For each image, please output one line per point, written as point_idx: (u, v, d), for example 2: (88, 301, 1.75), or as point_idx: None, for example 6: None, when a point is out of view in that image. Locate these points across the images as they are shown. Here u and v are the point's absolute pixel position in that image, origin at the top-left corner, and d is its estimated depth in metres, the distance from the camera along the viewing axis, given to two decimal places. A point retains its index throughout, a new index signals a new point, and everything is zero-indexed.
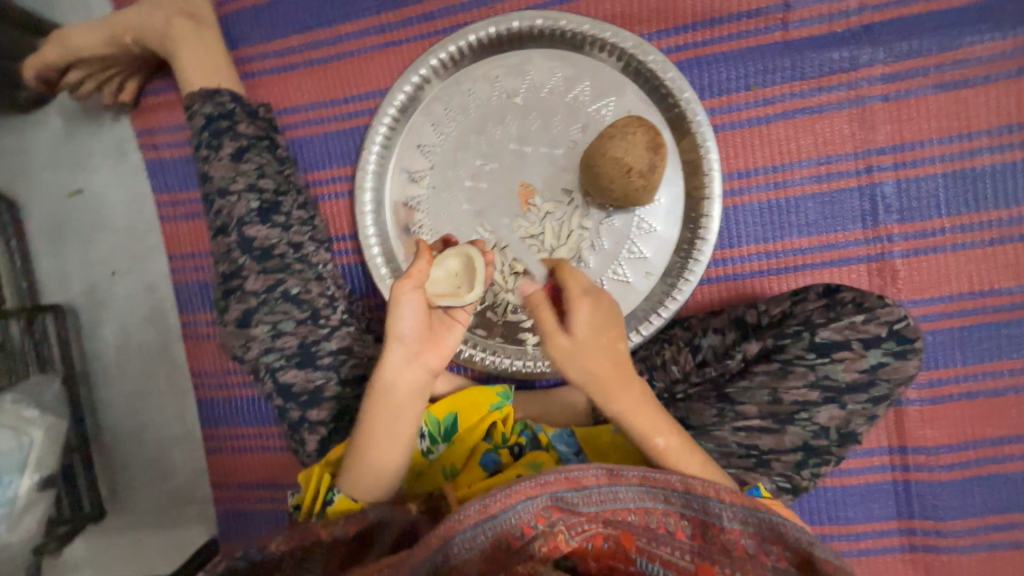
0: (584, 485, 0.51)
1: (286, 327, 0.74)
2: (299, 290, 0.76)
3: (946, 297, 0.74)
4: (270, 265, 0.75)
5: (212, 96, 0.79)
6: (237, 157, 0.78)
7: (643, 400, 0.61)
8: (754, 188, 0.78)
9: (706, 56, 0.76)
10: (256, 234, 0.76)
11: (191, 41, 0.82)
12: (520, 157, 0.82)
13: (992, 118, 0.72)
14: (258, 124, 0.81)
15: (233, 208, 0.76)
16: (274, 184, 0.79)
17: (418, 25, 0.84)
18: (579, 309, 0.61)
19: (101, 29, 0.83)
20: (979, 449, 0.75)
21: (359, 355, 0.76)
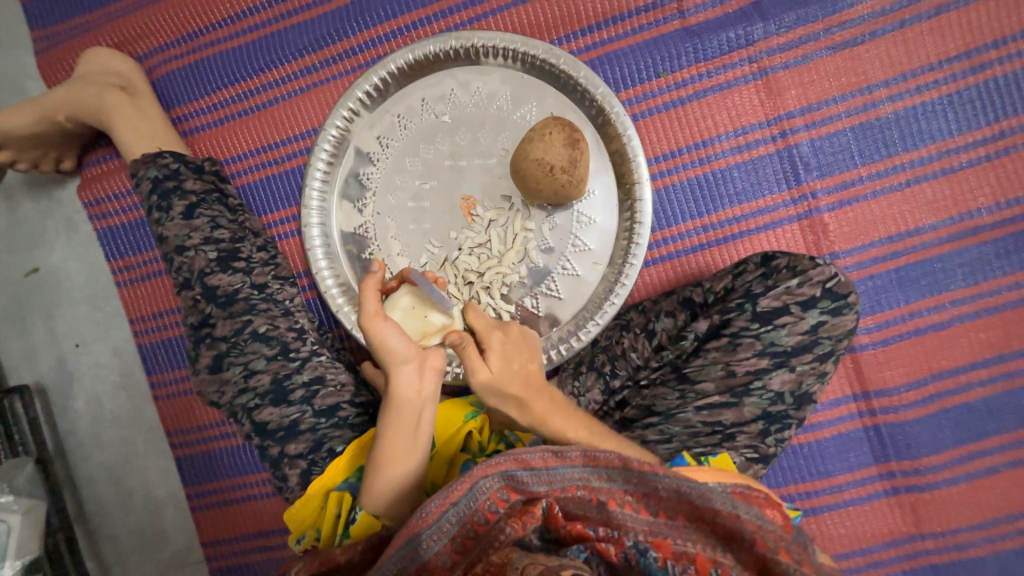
0: (533, 467, 0.55)
1: (258, 365, 0.73)
2: (266, 328, 0.75)
3: (877, 243, 0.77)
4: (235, 308, 0.75)
5: (155, 159, 0.81)
6: (189, 213, 0.80)
7: (553, 405, 0.67)
8: (681, 168, 0.81)
9: (614, 52, 0.80)
10: (220, 282, 0.77)
11: (124, 111, 0.84)
12: (456, 172, 0.85)
13: (886, 69, 0.76)
14: (205, 179, 0.84)
15: (194, 262, 0.77)
16: (230, 233, 0.80)
17: (341, 62, 0.88)
18: (490, 342, 0.68)
19: (33, 110, 0.84)
20: (938, 383, 0.77)
21: (331, 383, 0.75)
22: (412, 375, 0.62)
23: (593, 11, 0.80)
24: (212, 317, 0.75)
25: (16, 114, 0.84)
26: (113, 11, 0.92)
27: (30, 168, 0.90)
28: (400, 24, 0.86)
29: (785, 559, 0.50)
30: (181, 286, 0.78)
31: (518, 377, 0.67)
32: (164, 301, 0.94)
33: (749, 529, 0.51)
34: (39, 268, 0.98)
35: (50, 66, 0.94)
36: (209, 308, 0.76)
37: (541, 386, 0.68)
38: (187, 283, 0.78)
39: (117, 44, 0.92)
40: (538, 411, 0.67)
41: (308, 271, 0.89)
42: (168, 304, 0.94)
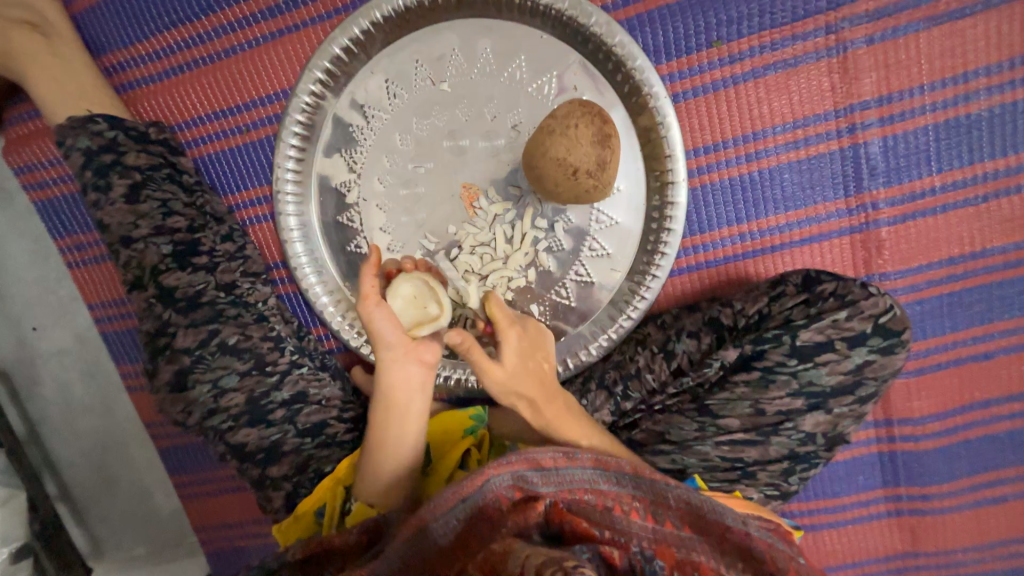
0: (544, 467, 0.50)
1: (229, 382, 0.64)
2: (238, 339, 0.66)
3: (935, 264, 0.68)
4: (199, 316, 0.65)
5: (85, 125, 0.66)
6: (133, 196, 0.66)
7: (565, 412, 0.62)
8: (723, 164, 0.68)
9: (657, 9, 0.64)
10: (178, 282, 0.65)
11: (43, 59, 0.68)
12: (457, 155, 0.71)
13: (990, 52, 0.62)
14: (151, 151, 0.69)
15: (144, 257, 0.65)
16: (186, 220, 0.68)
17: (313, 3, 0.70)
18: (508, 338, 0.59)
19: None
20: (966, 413, 0.73)
21: (315, 399, 0.68)
22: (398, 362, 0.58)
23: None
24: (169, 325, 0.64)
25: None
26: None
27: None
28: None
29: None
30: (131, 284, 0.67)
31: (534, 376, 0.61)
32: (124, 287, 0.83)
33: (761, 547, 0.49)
34: None
35: None
36: (167, 313, 0.65)
37: (556, 389, 0.63)
38: (138, 281, 0.66)
39: None
40: (549, 416, 0.61)
41: (284, 262, 0.78)
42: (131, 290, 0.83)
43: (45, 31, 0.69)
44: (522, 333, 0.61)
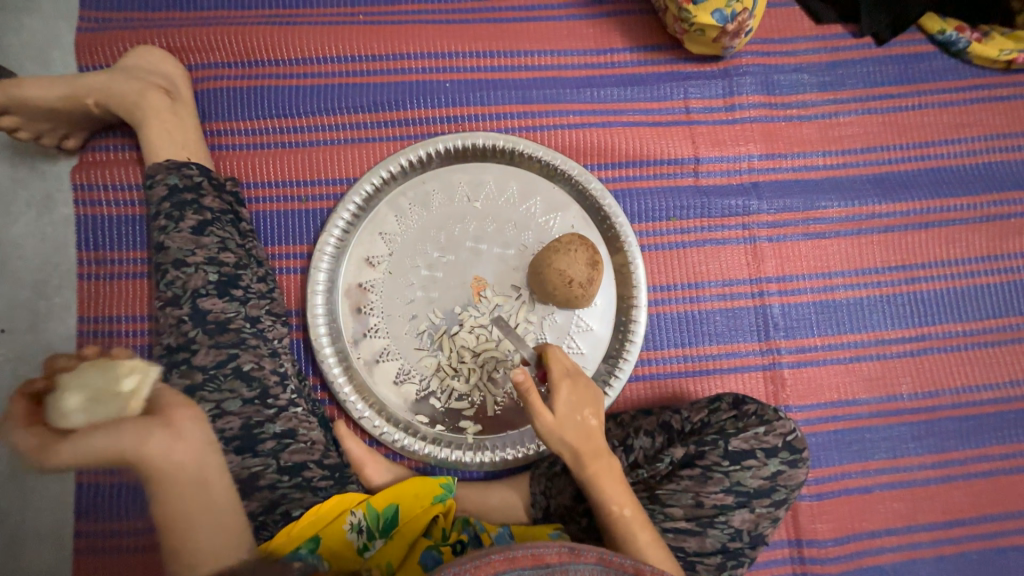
0: (548, 564, 0.53)
1: (231, 406, 0.70)
2: (250, 367, 0.72)
3: (822, 404, 0.89)
4: (223, 339, 0.72)
5: (179, 167, 0.79)
6: (200, 229, 0.76)
7: (609, 467, 0.69)
8: (673, 300, 0.90)
9: (635, 188, 0.92)
10: (212, 307, 0.73)
11: (165, 119, 0.83)
12: (475, 254, 0.89)
13: (844, 263, 0.92)
14: (224, 198, 0.81)
15: (189, 283, 0.73)
16: (235, 257, 0.77)
17: (391, 128, 0.92)
18: (560, 390, 0.70)
19: (60, 86, 0.81)
20: (858, 541, 0.86)
21: (302, 439, 0.72)
22: (165, 431, 0.49)
23: (625, 152, 0.92)
24: (191, 344, 0.71)
25: (40, 86, 0.81)
26: (177, 18, 0.93)
27: (29, 138, 0.85)
28: (455, 112, 0.93)
29: None
30: (165, 302, 0.73)
31: (580, 430, 0.70)
32: (130, 307, 0.88)
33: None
34: None
35: (89, 47, 0.92)
36: (193, 334, 0.71)
37: (601, 448, 0.70)
38: (173, 302, 0.73)
39: (173, 47, 0.92)
40: (591, 470, 0.69)
41: (302, 311, 0.87)
42: (140, 310, 0.88)
43: (175, 99, 0.85)
44: (572, 386, 0.71)
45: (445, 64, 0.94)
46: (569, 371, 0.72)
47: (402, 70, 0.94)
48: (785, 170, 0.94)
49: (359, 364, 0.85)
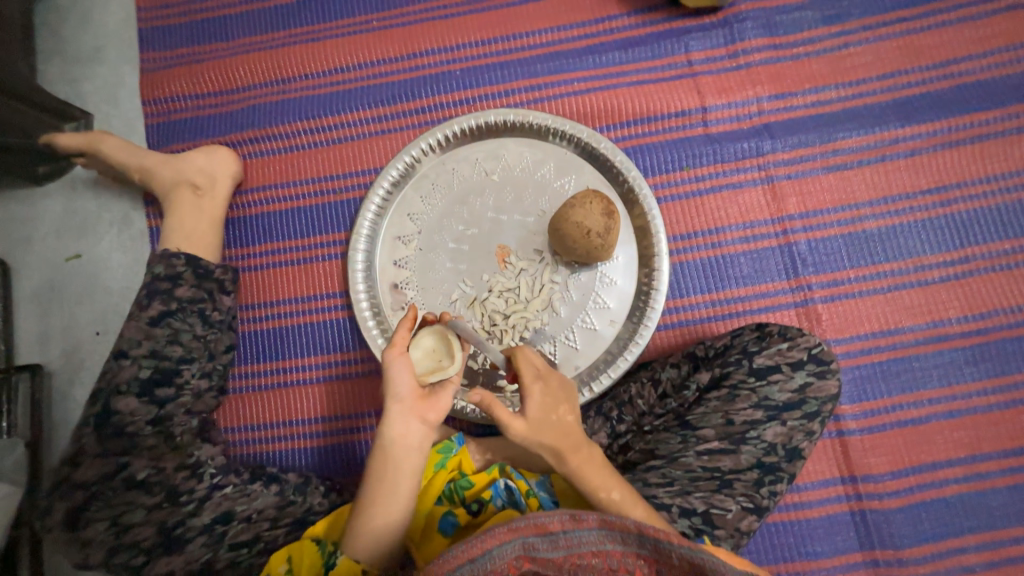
0: (551, 531, 0.52)
1: (135, 517, 0.68)
2: (147, 474, 0.70)
3: (862, 336, 0.87)
4: (116, 445, 0.70)
5: (166, 257, 0.79)
6: (155, 320, 0.74)
7: (593, 457, 0.65)
8: (694, 248, 0.91)
9: (645, 144, 0.94)
10: (125, 408, 0.71)
11: (184, 214, 0.90)
12: (498, 224, 0.94)
13: (870, 192, 0.90)
14: (203, 286, 0.80)
15: (190, 296, 0.78)
16: (181, 351, 0.75)
17: (410, 118, 1.00)
18: (529, 394, 0.66)
19: (124, 151, 0.94)
20: (917, 475, 0.83)
21: (239, 517, 0.71)
22: (405, 418, 0.63)
23: (632, 111, 0.95)
24: (194, 355, 0.76)
25: (117, 146, 0.94)
26: (219, 48, 1.06)
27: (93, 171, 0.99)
28: (466, 95, 0.99)
29: None
30: (148, 322, 0.74)
31: (557, 426, 0.65)
32: None
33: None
34: (81, 255, 1.03)
35: (151, 84, 1.06)
36: (200, 341, 0.77)
37: (581, 438, 0.65)
38: (168, 316, 0.75)
39: (219, 74, 1.05)
40: (575, 464, 0.64)
41: (346, 292, 0.95)
42: (242, 302, 0.97)
43: (200, 193, 0.92)
44: (545, 388, 0.67)
45: (454, 54, 1.01)
46: (540, 374, 0.69)
47: (416, 66, 1.01)
48: (797, 107, 0.93)
49: None
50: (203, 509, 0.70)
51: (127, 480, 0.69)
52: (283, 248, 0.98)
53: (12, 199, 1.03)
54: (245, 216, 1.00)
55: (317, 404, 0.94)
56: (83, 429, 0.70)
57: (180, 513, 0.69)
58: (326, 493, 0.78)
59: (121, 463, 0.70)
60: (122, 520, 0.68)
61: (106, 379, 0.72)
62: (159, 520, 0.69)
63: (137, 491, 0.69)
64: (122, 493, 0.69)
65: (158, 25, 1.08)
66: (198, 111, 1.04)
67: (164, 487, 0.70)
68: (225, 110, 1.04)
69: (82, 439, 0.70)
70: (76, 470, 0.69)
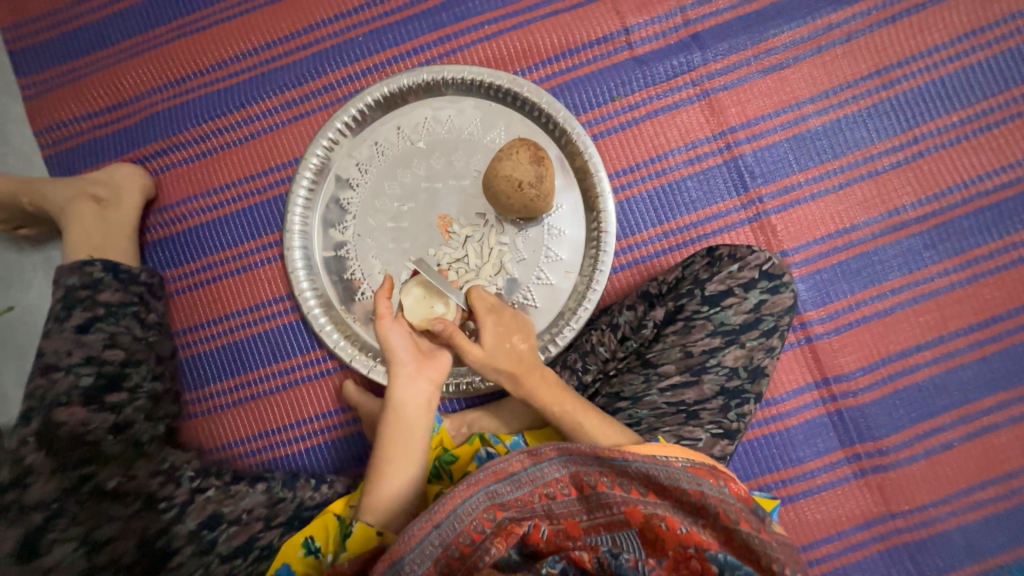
0: (511, 474, 0.54)
1: (107, 530, 0.56)
2: (117, 482, 0.60)
3: (819, 240, 0.85)
4: (72, 455, 0.59)
5: (81, 267, 0.76)
6: (84, 326, 0.72)
7: (545, 378, 0.68)
8: (639, 181, 0.88)
9: (571, 80, 0.88)
10: (71, 416, 0.63)
11: (89, 225, 0.84)
12: (433, 193, 0.89)
13: (811, 88, 0.86)
14: (129, 291, 0.79)
15: (118, 301, 0.77)
16: (124, 353, 0.74)
17: (320, 96, 0.93)
18: (484, 324, 0.67)
19: (13, 183, 0.89)
20: (888, 366, 0.83)
21: (229, 517, 0.67)
22: (411, 378, 0.65)
23: (551, 46, 0.89)
24: (139, 356, 0.75)
25: (6, 180, 0.89)
26: (101, 57, 0.97)
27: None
28: (375, 61, 0.92)
29: (746, 528, 0.50)
30: (76, 330, 0.71)
31: (513, 353, 0.67)
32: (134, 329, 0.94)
33: (714, 502, 0.52)
34: (14, 307, 0.98)
35: (39, 111, 0.98)
36: (141, 342, 0.77)
37: (534, 363, 0.69)
38: (98, 322, 0.73)
39: (108, 87, 0.96)
40: (529, 385, 0.67)
41: (292, 294, 0.92)
42: (187, 323, 0.94)
43: (104, 203, 0.87)
44: (498, 320, 0.68)
45: (353, 19, 0.93)
46: (493, 307, 0.69)
47: (316, 40, 0.93)
48: (722, 11, 0.87)
49: (355, 326, 0.89)
50: (188, 513, 0.65)
51: (96, 490, 0.57)
52: (218, 261, 0.93)
53: None
54: (171, 235, 0.95)
55: (284, 411, 0.92)
56: (20, 447, 0.58)
57: (162, 522, 0.62)
58: (318, 485, 0.75)
59: (83, 474, 0.57)
60: (94, 539, 0.53)
61: (38, 396, 0.65)
62: (142, 529, 0.59)
63: (113, 500, 0.58)
64: (93, 506, 0.56)
65: (28, 44, 0.98)
66: (95, 131, 0.97)
67: (141, 493, 0.62)
68: (124, 124, 0.96)
69: (16, 459, 0.56)
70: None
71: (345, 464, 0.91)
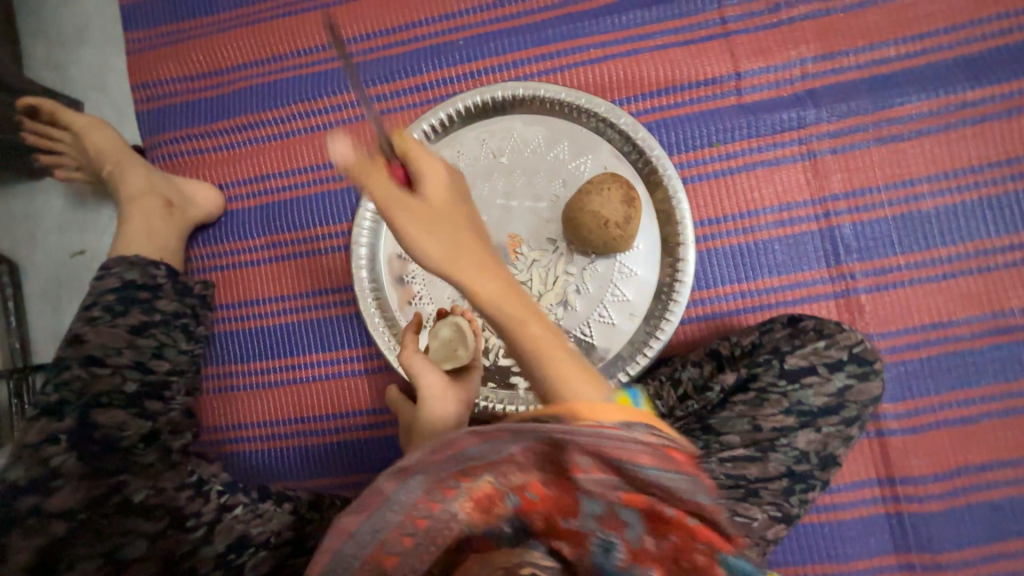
0: None
1: (132, 550, 0.64)
2: (146, 496, 0.67)
3: (909, 329, 0.79)
4: (104, 465, 0.66)
5: (145, 264, 0.77)
6: (137, 330, 0.72)
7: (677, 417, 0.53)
8: (724, 233, 0.83)
9: (670, 118, 0.85)
10: (108, 420, 0.67)
11: (154, 224, 0.85)
12: (508, 211, 0.87)
13: (929, 167, 0.80)
14: (183, 301, 0.79)
15: (173, 310, 0.77)
16: (169, 365, 0.74)
17: (410, 95, 0.92)
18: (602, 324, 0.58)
19: (97, 141, 0.89)
20: (963, 477, 0.77)
21: (255, 541, 0.69)
22: (435, 400, 0.69)
23: (655, 80, 0.85)
24: (181, 368, 0.75)
25: (106, 137, 0.89)
26: (205, 24, 0.98)
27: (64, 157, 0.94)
28: (471, 68, 0.90)
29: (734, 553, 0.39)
30: (129, 332, 0.72)
31: None
32: (224, 292, 0.95)
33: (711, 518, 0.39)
34: (86, 251, 1.01)
35: (138, 67, 1.00)
36: (185, 355, 0.77)
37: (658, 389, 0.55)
38: (152, 327, 0.74)
39: (208, 54, 0.98)
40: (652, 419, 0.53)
41: (351, 287, 0.91)
42: (246, 296, 0.95)
43: (172, 208, 0.88)
44: None
45: (456, 22, 0.91)
46: None
47: (415, 38, 0.92)
48: (846, 69, 0.82)
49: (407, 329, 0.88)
50: (214, 535, 0.68)
51: (122, 505, 0.65)
52: (283, 241, 0.94)
53: (13, 195, 1.01)
54: (244, 207, 0.95)
55: (323, 402, 0.92)
56: (51, 449, 0.63)
57: (187, 542, 0.67)
58: (343, 508, 0.75)
59: (115, 483, 0.66)
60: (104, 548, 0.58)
61: (78, 390, 0.67)
62: (166, 549, 0.65)
63: (136, 517, 0.65)
64: (118, 521, 0.64)
65: (139, 1, 1.00)
66: (188, 95, 0.98)
67: (167, 512, 0.67)
68: (216, 93, 0.97)
69: (51, 460, 0.63)
70: (48, 498, 0.62)
71: (374, 465, 0.91)
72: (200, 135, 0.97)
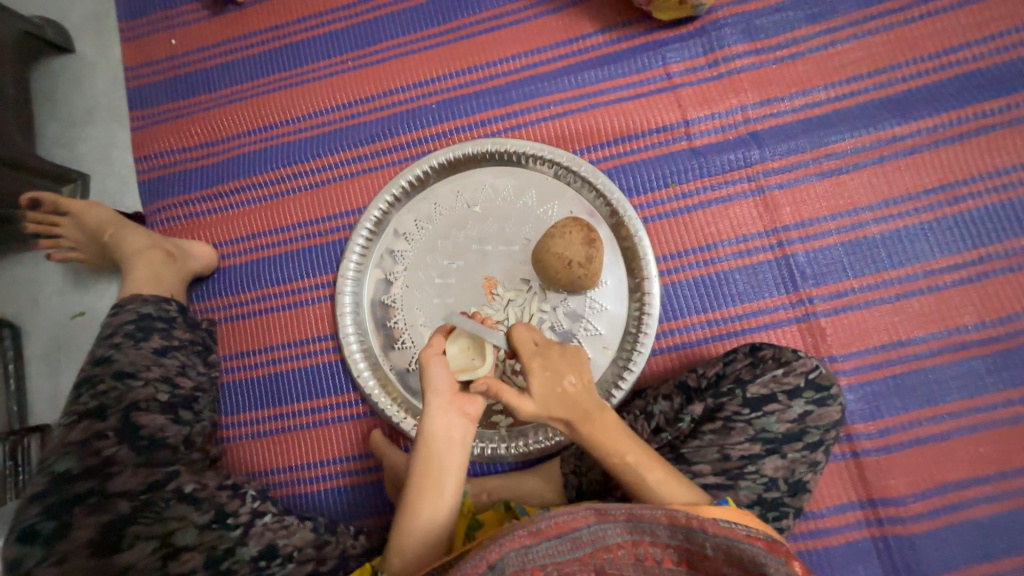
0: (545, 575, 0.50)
1: (184, 539, 0.61)
2: (194, 488, 0.65)
3: (871, 350, 0.82)
4: (155, 456, 0.65)
5: (159, 300, 0.81)
6: (161, 350, 0.76)
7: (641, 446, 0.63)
8: (686, 266, 0.88)
9: (628, 163, 0.92)
10: (148, 422, 0.67)
11: (158, 274, 0.89)
12: (483, 255, 0.93)
13: (870, 196, 0.86)
14: (195, 332, 0.85)
15: (188, 338, 0.82)
16: (193, 382, 0.78)
17: (389, 154, 0.99)
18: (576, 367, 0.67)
19: (93, 215, 0.96)
20: (942, 496, 0.77)
21: (286, 551, 0.65)
22: (443, 411, 0.64)
23: (612, 130, 0.93)
24: (205, 386, 0.80)
25: (103, 212, 0.97)
26: (203, 100, 1.08)
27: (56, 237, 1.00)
28: (444, 128, 0.99)
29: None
30: (155, 350, 0.75)
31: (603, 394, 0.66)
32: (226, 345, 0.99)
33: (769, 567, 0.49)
34: (85, 312, 1.06)
35: (142, 141, 1.09)
36: (204, 376, 0.81)
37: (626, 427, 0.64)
38: (174, 349, 0.78)
39: (205, 127, 1.07)
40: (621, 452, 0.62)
41: (336, 334, 0.95)
42: (235, 348, 0.98)
43: (173, 257, 0.92)
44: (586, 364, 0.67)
45: (429, 88, 1.01)
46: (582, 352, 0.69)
47: (392, 104, 1.02)
48: (784, 113, 0.90)
49: (391, 373, 0.91)
50: (250, 537, 0.64)
51: (173, 492, 0.63)
52: (272, 294, 0.99)
53: (20, 262, 1.07)
54: (235, 264, 1.01)
55: (311, 449, 0.93)
56: (103, 443, 0.63)
57: (229, 540, 0.63)
58: (357, 534, 0.72)
59: (161, 474, 0.64)
60: None
61: (115, 397, 0.68)
62: (210, 544, 0.62)
63: (187, 505, 0.63)
64: (173, 507, 0.62)
65: (144, 84, 1.11)
66: (186, 164, 1.06)
67: (212, 506, 0.65)
68: (212, 161, 1.06)
69: (104, 451, 0.63)
70: (109, 480, 0.61)
71: (361, 512, 0.91)
72: (196, 200, 1.04)
